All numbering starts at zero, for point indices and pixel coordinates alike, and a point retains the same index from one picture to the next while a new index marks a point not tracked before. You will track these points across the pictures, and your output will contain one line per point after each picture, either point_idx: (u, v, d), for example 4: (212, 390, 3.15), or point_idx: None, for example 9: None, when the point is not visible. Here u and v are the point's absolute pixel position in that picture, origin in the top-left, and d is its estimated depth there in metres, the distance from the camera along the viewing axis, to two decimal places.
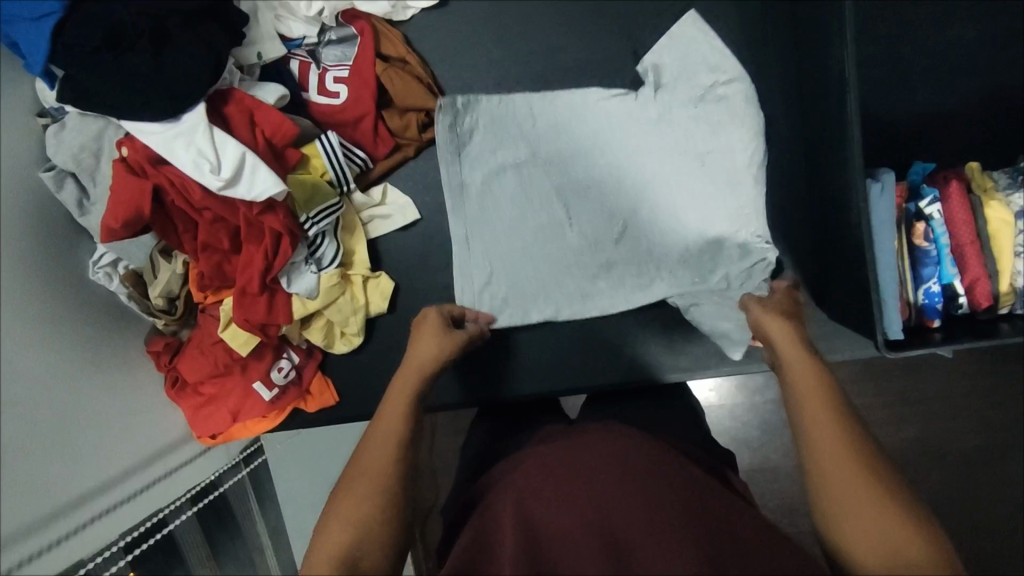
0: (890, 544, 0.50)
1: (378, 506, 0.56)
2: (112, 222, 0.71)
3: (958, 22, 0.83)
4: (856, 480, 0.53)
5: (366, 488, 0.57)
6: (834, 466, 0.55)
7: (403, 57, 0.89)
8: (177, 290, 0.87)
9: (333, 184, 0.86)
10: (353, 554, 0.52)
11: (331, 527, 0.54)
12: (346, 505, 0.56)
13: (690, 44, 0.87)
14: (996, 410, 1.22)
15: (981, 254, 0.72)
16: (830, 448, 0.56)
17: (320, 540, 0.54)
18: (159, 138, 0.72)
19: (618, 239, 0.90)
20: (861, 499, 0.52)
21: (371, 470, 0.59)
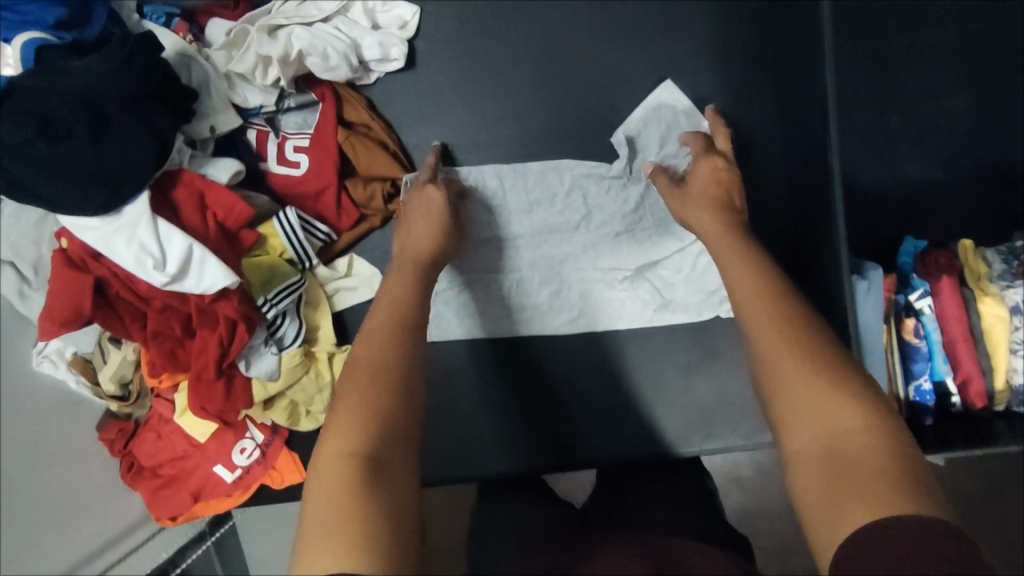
0: (834, 424, 0.47)
1: (380, 408, 0.54)
2: (49, 323, 0.68)
3: (949, 94, 0.78)
4: (798, 363, 0.51)
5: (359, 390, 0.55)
6: (777, 349, 0.53)
7: (367, 123, 0.84)
8: (130, 375, 0.82)
9: (294, 262, 0.82)
10: (368, 456, 0.50)
11: (334, 428, 0.52)
12: (346, 404, 0.54)
13: (667, 115, 0.83)
14: None
15: (974, 352, 0.68)
16: (770, 338, 0.54)
17: (328, 439, 0.52)
18: (98, 234, 0.68)
19: (597, 316, 0.86)
20: (807, 382, 0.50)
21: (361, 373, 0.56)
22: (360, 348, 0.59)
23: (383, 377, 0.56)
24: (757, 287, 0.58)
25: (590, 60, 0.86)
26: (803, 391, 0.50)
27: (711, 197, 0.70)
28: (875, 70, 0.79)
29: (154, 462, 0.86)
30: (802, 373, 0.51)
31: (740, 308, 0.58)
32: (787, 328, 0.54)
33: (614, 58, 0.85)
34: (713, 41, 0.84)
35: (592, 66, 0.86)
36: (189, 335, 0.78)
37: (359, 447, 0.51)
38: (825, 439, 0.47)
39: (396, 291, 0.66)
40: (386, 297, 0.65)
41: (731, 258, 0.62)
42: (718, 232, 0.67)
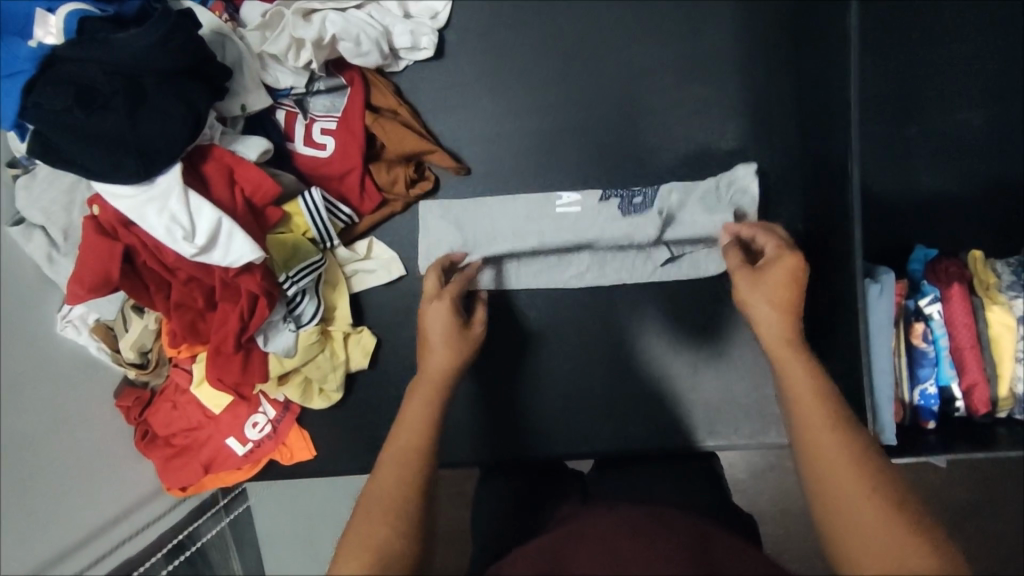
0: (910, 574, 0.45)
1: (405, 517, 0.54)
2: (78, 287, 0.69)
3: (966, 107, 0.80)
4: (845, 459, 0.51)
5: (382, 513, 0.53)
6: (836, 460, 0.51)
7: (394, 109, 0.86)
8: (150, 344, 0.84)
9: (316, 241, 0.84)
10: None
11: (354, 546, 0.51)
12: (360, 529, 0.53)
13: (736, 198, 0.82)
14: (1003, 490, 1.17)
15: (980, 358, 0.70)
16: (843, 472, 0.51)
17: (342, 563, 0.50)
18: (131, 202, 0.69)
19: (603, 268, 0.87)
20: (880, 522, 0.47)
21: (383, 486, 0.56)
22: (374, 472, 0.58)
23: (403, 493, 0.55)
24: (820, 410, 0.55)
25: (616, 57, 0.87)
26: (877, 536, 0.47)
27: (775, 298, 0.63)
28: (895, 80, 0.80)
29: (168, 431, 0.88)
30: (877, 514, 0.48)
31: (804, 437, 0.54)
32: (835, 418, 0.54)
33: (640, 56, 0.86)
34: (739, 42, 0.84)
35: (616, 63, 0.87)
36: (211, 309, 0.80)
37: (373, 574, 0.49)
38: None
39: (417, 406, 0.63)
40: (407, 417, 0.62)
41: (799, 382, 0.58)
42: (782, 342, 0.61)
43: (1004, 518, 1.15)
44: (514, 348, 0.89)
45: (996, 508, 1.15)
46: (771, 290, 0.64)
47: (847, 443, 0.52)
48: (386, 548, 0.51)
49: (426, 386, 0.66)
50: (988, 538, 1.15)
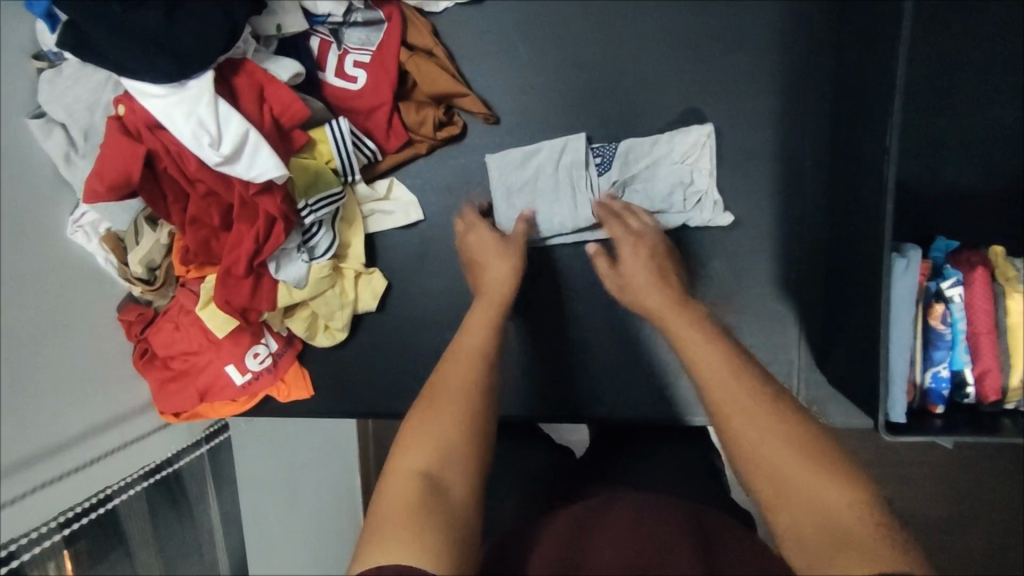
0: (819, 497, 0.52)
1: (465, 414, 0.60)
2: (97, 185, 0.67)
3: (1005, 100, 0.80)
4: (755, 408, 0.58)
5: (450, 411, 0.60)
6: (747, 416, 0.58)
7: (429, 49, 0.85)
8: (159, 261, 0.83)
9: (338, 173, 0.83)
10: (437, 474, 0.54)
11: (420, 437, 0.57)
12: (430, 427, 0.58)
13: (688, 151, 0.84)
14: (1005, 507, 1.15)
15: (996, 346, 0.69)
16: (763, 433, 0.57)
17: (406, 450, 0.56)
18: (160, 103, 0.67)
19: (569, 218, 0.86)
20: (794, 469, 0.54)
21: (452, 386, 0.62)
22: (440, 379, 0.63)
23: (464, 399, 0.61)
24: (724, 368, 0.62)
25: (658, 21, 0.86)
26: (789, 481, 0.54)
27: (653, 287, 0.75)
28: (935, 70, 0.80)
29: (167, 352, 0.86)
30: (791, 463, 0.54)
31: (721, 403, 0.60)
32: (735, 373, 0.61)
33: (683, 19, 0.85)
34: (783, 18, 0.84)
35: (658, 24, 0.86)
36: (226, 228, 0.78)
37: (433, 466, 0.55)
38: (813, 513, 0.52)
39: (476, 326, 0.71)
40: (463, 341, 0.69)
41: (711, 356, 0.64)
42: (676, 316, 0.71)
43: (986, 529, 1.16)
44: (528, 303, 0.89)
45: (980, 520, 1.16)
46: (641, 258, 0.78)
47: (747, 387, 0.60)
48: (446, 449, 0.57)
49: (485, 311, 0.74)
50: (976, 547, 1.16)
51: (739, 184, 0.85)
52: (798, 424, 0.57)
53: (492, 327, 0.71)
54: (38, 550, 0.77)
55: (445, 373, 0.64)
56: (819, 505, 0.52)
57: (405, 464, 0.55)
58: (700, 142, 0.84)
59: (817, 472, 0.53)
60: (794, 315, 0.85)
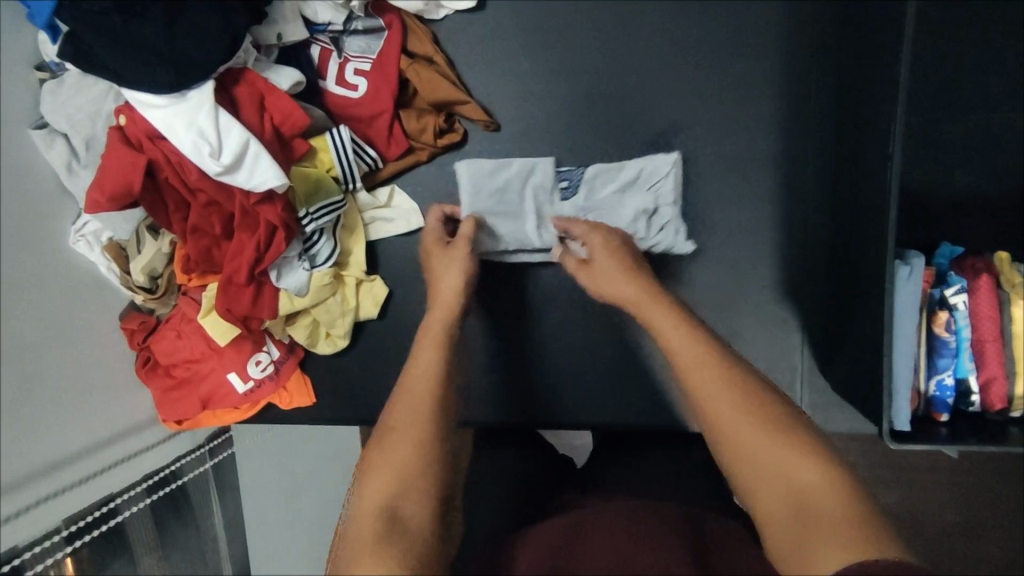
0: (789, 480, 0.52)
1: (424, 434, 0.60)
2: (98, 195, 0.67)
3: (1009, 105, 0.79)
4: (722, 396, 0.58)
5: (403, 437, 0.59)
6: (716, 400, 0.58)
7: (430, 56, 0.85)
8: (160, 269, 0.83)
9: (339, 181, 0.83)
10: (396, 502, 0.54)
11: (377, 469, 0.57)
12: (381, 459, 0.57)
13: (653, 178, 0.83)
14: (1012, 514, 1.14)
15: (1001, 354, 0.69)
16: (729, 415, 0.57)
17: (366, 485, 0.56)
18: (161, 113, 0.67)
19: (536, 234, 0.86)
20: (764, 454, 0.54)
21: (402, 412, 0.62)
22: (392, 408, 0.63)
23: (417, 423, 0.61)
24: (693, 356, 0.62)
25: (659, 27, 0.85)
26: (756, 458, 0.54)
27: (618, 270, 0.75)
28: (939, 74, 0.80)
29: (169, 361, 0.86)
30: (757, 441, 0.55)
31: (692, 390, 0.60)
32: (700, 362, 0.61)
33: (683, 25, 0.85)
34: (785, 23, 0.83)
35: (659, 30, 0.85)
36: (227, 237, 0.78)
37: (391, 495, 0.54)
38: (786, 496, 0.51)
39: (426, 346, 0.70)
40: (418, 364, 0.68)
41: (680, 346, 0.64)
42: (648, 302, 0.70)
43: (995, 534, 1.15)
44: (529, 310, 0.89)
45: (989, 524, 1.15)
46: (606, 255, 0.78)
47: (710, 372, 0.60)
48: (403, 476, 0.56)
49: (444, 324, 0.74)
50: (980, 553, 1.15)
51: (741, 190, 0.85)
52: (765, 407, 0.57)
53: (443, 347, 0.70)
54: (47, 562, 0.78)
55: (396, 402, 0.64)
56: (789, 487, 0.51)
57: (366, 496, 0.55)
58: (664, 165, 0.83)
59: (787, 454, 0.53)
60: (796, 322, 0.85)
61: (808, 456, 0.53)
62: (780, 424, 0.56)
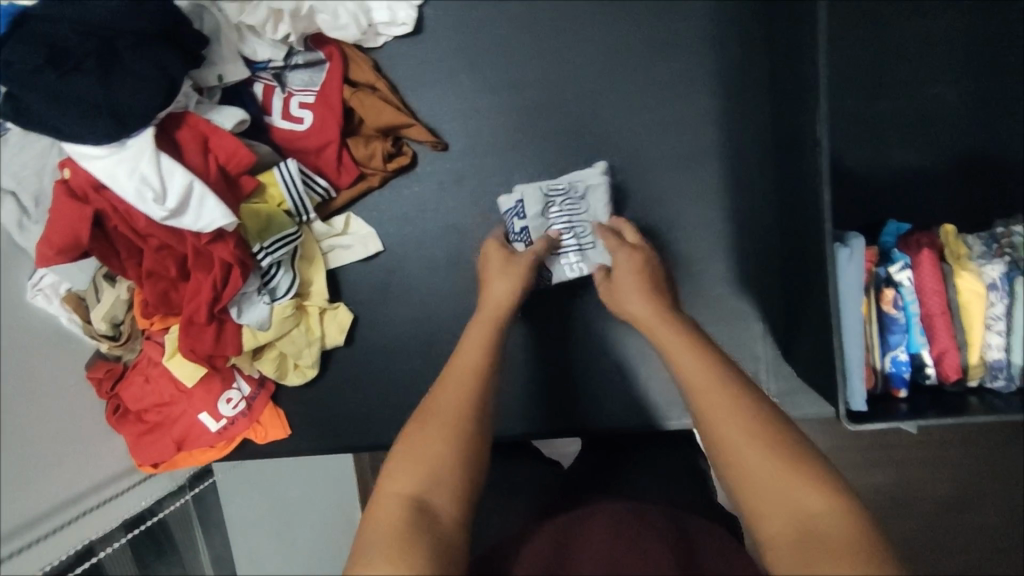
0: (795, 506, 0.48)
1: (466, 426, 0.57)
2: (46, 249, 0.69)
3: (940, 81, 0.81)
4: (725, 399, 0.55)
5: (439, 430, 0.56)
6: (718, 409, 0.54)
7: (372, 83, 0.87)
8: (122, 316, 0.82)
9: (291, 214, 0.84)
10: (425, 497, 0.52)
11: (412, 455, 0.54)
12: (414, 449, 0.55)
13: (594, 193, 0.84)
14: (999, 481, 1.15)
15: (950, 326, 0.69)
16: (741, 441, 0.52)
17: (395, 472, 0.54)
18: (102, 163, 0.68)
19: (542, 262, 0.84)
20: (769, 474, 0.50)
21: (447, 401, 0.59)
22: (435, 394, 0.60)
23: (458, 419, 0.57)
24: (695, 362, 0.59)
25: (593, 35, 0.87)
26: (771, 488, 0.49)
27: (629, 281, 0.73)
28: (868, 56, 0.81)
29: (140, 407, 0.86)
30: (769, 470, 0.50)
31: (698, 405, 0.56)
32: (703, 365, 0.58)
33: (616, 31, 0.87)
34: (715, 20, 0.85)
35: (593, 38, 0.87)
36: (184, 278, 0.79)
37: (421, 488, 0.53)
38: (790, 523, 0.48)
39: (473, 339, 0.66)
40: (459, 357, 0.64)
41: (691, 361, 0.59)
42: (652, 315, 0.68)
43: (985, 503, 1.15)
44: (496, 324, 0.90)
45: (979, 494, 1.15)
46: (629, 270, 0.74)
47: (712, 374, 0.57)
48: (440, 471, 0.54)
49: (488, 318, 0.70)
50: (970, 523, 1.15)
51: (689, 186, 0.86)
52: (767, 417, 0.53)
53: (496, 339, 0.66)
54: None
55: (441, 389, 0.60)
56: (798, 514, 0.48)
57: (391, 485, 0.53)
58: (596, 183, 0.84)
59: (797, 477, 0.50)
60: (756, 311, 0.85)
61: (822, 485, 0.49)
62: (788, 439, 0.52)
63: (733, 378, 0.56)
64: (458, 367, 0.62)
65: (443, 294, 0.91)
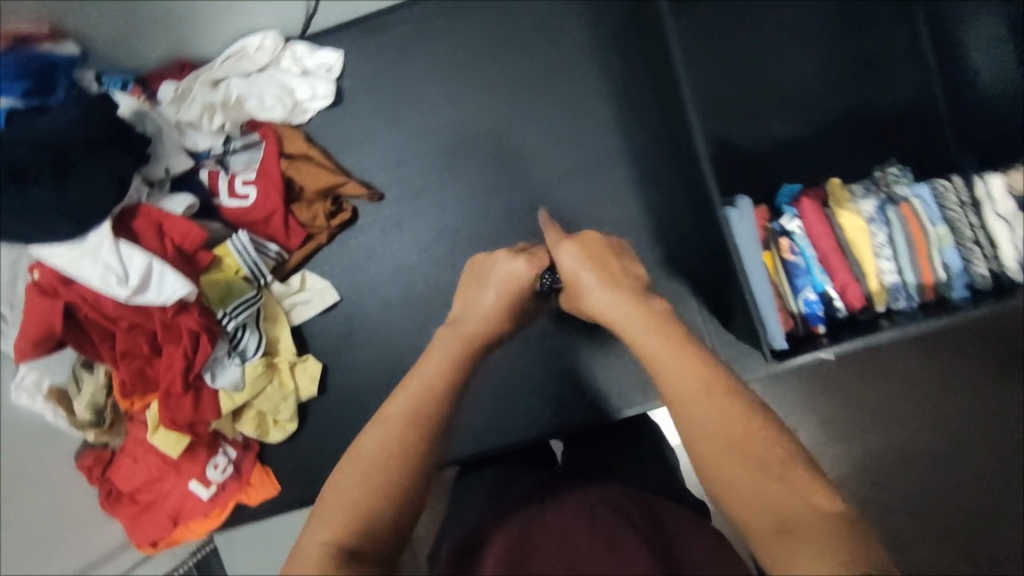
0: (773, 503, 0.44)
1: (407, 469, 0.51)
2: (23, 342, 0.76)
3: (797, 57, 0.92)
4: (698, 389, 0.50)
5: (371, 472, 0.50)
6: (692, 400, 0.49)
7: (306, 153, 0.96)
8: (103, 401, 0.87)
9: (250, 280, 0.91)
10: (355, 545, 0.47)
11: (336, 505, 0.48)
12: (339, 494, 0.49)
13: None
14: (972, 415, 1.18)
15: (845, 261, 0.77)
16: (716, 435, 0.47)
17: (318, 522, 0.48)
18: (66, 258, 0.76)
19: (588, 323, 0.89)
20: (746, 469, 0.46)
21: (383, 437, 0.52)
22: (368, 430, 0.53)
23: (395, 462, 0.50)
24: (666, 351, 0.53)
25: (492, 75, 0.97)
26: (758, 499, 0.45)
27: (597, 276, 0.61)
28: (731, 49, 0.92)
29: (131, 487, 0.90)
30: (752, 471, 0.45)
31: (670, 398, 0.50)
32: (678, 354, 0.52)
33: (512, 68, 0.97)
34: (596, 44, 0.96)
35: (493, 78, 0.97)
36: (157, 353, 0.85)
37: (350, 536, 0.47)
38: (769, 521, 0.44)
39: (429, 364, 0.58)
40: (411, 383, 0.56)
41: (663, 350, 0.53)
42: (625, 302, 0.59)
43: (962, 437, 1.19)
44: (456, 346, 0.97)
45: (955, 430, 1.19)
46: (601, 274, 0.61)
47: (685, 363, 0.51)
48: (372, 517, 0.48)
49: (459, 339, 0.61)
50: (950, 459, 1.19)
51: (603, 188, 0.95)
52: (741, 406, 0.48)
53: (455, 366, 0.58)
54: None
55: (376, 425, 0.53)
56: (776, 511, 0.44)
57: (320, 530, 0.47)
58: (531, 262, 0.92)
59: (775, 471, 0.45)
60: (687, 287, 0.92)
61: (799, 480, 0.44)
62: (766, 429, 0.47)
63: (703, 364, 0.51)
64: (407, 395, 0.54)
65: (402, 328, 0.97)
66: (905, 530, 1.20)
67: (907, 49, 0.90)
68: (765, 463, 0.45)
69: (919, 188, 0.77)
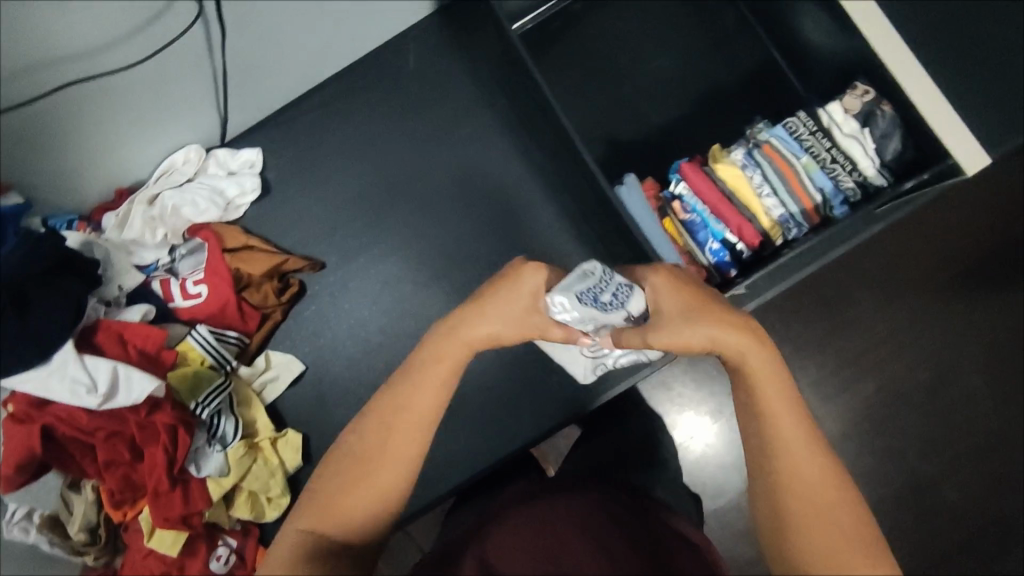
0: (831, 537, 0.57)
1: (384, 476, 0.60)
2: (7, 470, 0.80)
3: (652, 58, 1.05)
4: (799, 435, 0.59)
5: (347, 473, 0.60)
6: (794, 441, 0.59)
7: (246, 243, 1.03)
8: (96, 518, 0.90)
9: (215, 367, 0.96)
10: (325, 532, 0.59)
11: (316, 500, 0.60)
12: (324, 489, 0.60)
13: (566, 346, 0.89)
14: (922, 333, 1.25)
15: (733, 207, 0.86)
16: (799, 475, 0.59)
17: (304, 508, 0.60)
18: (36, 381, 0.80)
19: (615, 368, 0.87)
20: (816, 508, 0.58)
21: (360, 443, 0.61)
22: (353, 433, 0.63)
23: (369, 466, 0.60)
24: (777, 392, 0.60)
25: (398, 137, 1.08)
26: (816, 529, 0.57)
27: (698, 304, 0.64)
28: (595, 65, 1.05)
29: None
30: (817, 508, 0.58)
31: (770, 431, 0.60)
32: (785, 397, 0.60)
33: (414, 128, 1.08)
34: (480, 89, 1.08)
35: (398, 139, 1.08)
36: (139, 458, 0.88)
37: (325, 527, 0.59)
38: (821, 550, 0.56)
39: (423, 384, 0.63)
40: (408, 403, 0.62)
41: (772, 390, 0.60)
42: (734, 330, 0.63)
43: (921, 357, 1.25)
44: None
45: (910, 352, 1.25)
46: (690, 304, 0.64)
47: (787, 409, 0.60)
48: (345, 512, 0.59)
49: (455, 359, 0.64)
50: (917, 380, 1.24)
51: (518, 209, 1.05)
52: (824, 461, 0.59)
53: (442, 388, 0.63)
54: None
55: (359, 430, 0.62)
56: (831, 545, 0.56)
57: (298, 519, 0.60)
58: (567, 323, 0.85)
59: (840, 518, 0.57)
60: None
61: (854, 530, 0.57)
62: (840, 483, 0.59)
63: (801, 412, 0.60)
64: (390, 408, 0.62)
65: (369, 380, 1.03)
66: (904, 455, 1.23)
67: (740, 30, 1.04)
68: (829, 510, 0.58)
69: (774, 130, 0.89)
